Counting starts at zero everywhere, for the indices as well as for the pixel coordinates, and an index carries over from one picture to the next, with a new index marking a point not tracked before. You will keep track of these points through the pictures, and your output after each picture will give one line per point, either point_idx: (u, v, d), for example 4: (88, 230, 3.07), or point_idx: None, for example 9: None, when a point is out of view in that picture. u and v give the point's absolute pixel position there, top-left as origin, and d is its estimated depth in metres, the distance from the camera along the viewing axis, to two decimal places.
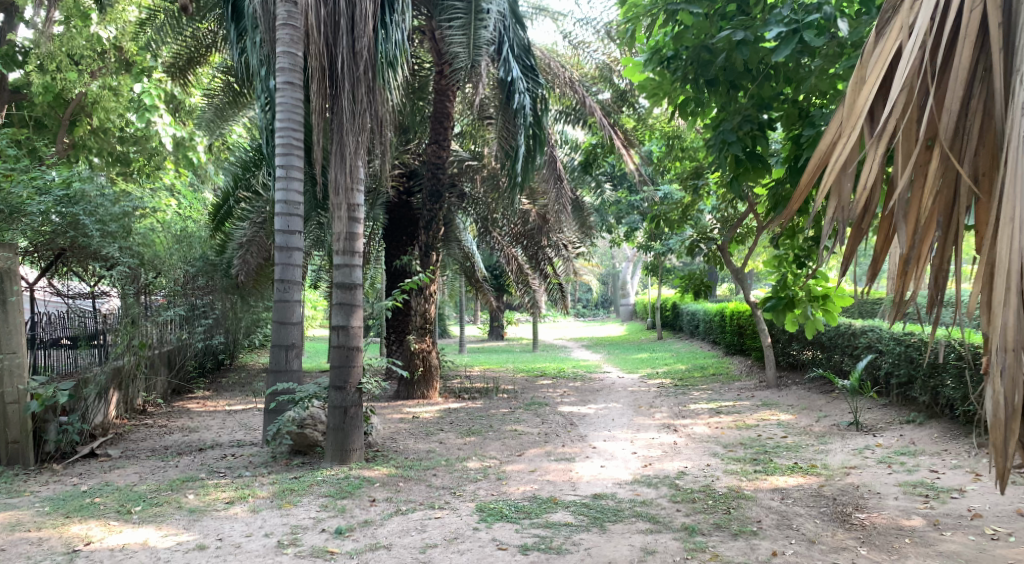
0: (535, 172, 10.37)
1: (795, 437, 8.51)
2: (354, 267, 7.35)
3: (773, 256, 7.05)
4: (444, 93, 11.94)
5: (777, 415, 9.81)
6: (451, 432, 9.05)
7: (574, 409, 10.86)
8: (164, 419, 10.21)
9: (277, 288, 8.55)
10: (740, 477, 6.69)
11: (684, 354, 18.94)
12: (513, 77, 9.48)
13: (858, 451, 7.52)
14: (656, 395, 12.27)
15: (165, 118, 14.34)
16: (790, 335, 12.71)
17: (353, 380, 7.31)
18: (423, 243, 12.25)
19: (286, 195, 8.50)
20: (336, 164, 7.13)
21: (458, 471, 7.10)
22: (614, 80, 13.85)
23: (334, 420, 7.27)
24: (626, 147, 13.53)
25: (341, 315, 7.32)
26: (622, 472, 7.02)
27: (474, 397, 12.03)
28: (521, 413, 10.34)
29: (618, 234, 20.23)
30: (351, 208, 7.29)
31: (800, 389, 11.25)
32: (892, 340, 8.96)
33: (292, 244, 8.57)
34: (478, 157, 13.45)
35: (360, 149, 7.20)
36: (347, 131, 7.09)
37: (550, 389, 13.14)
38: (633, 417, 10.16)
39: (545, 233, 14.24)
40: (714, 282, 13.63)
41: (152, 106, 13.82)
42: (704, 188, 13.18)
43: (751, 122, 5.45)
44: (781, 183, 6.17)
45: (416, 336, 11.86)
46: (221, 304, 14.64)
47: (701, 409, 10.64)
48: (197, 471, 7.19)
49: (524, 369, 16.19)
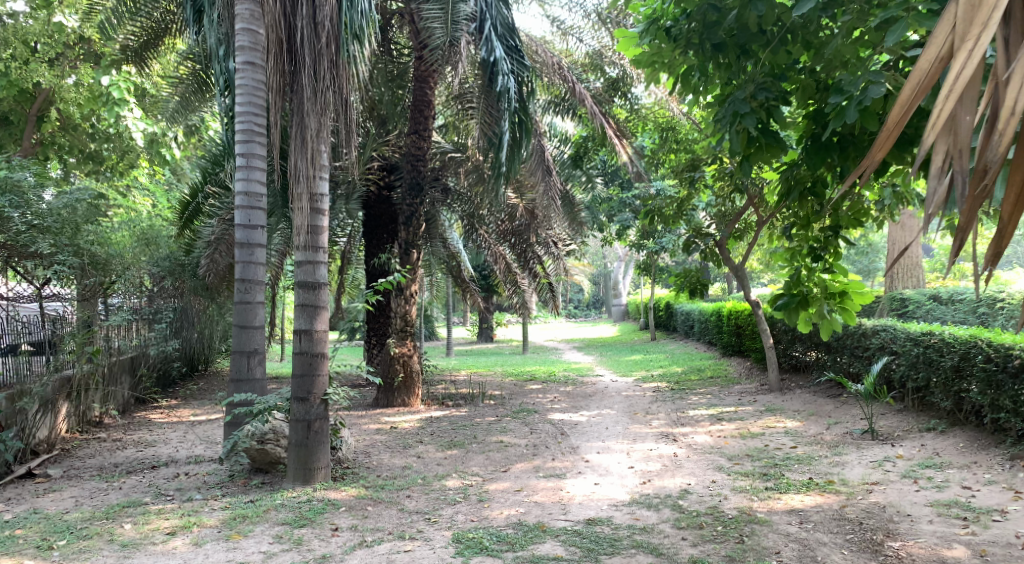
0: (521, 164, 9.61)
1: (806, 447, 7.80)
2: (318, 264, 6.59)
3: (784, 250, 6.37)
4: (424, 79, 11.15)
5: (783, 422, 9.11)
6: (430, 445, 8.29)
7: (565, 417, 10.11)
8: (120, 432, 9.40)
9: (237, 288, 7.79)
10: (751, 496, 5.97)
11: (679, 355, 18.25)
12: (497, 57, 8.73)
13: (878, 464, 6.80)
14: (652, 400, 11.54)
15: (135, 112, 13.42)
16: (793, 335, 12.06)
17: (317, 391, 6.54)
18: (403, 239, 11.43)
19: (246, 186, 7.72)
20: (297, 148, 6.45)
21: (436, 492, 6.35)
22: (605, 68, 13.21)
23: (296, 435, 6.50)
24: (619, 136, 12.83)
25: (304, 317, 6.55)
26: (618, 491, 6.27)
27: (458, 404, 11.26)
28: (508, 423, 9.59)
29: (610, 233, 19.50)
30: (314, 197, 6.53)
31: (806, 393, 10.56)
32: (908, 341, 8.28)
33: (253, 240, 7.80)
34: (462, 150, 12.74)
35: (325, 131, 6.52)
36: (308, 111, 6.42)
37: (539, 395, 12.38)
38: (628, 425, 9.43)
39: (534, 229, 13.45)
40: (711, 280, 12.93)
41: (121, 99, 12.89)
42: (700, 180, 12.50)
43: (765, 92, 4.77)
44: (795, 169, 5.51)
45: (395, 339, 11.08)
46: (191, 307, 13.83)
47: (701, 416, 9.92)
48: (141, 494, 6.41)
49: (512, 374, 15.45)
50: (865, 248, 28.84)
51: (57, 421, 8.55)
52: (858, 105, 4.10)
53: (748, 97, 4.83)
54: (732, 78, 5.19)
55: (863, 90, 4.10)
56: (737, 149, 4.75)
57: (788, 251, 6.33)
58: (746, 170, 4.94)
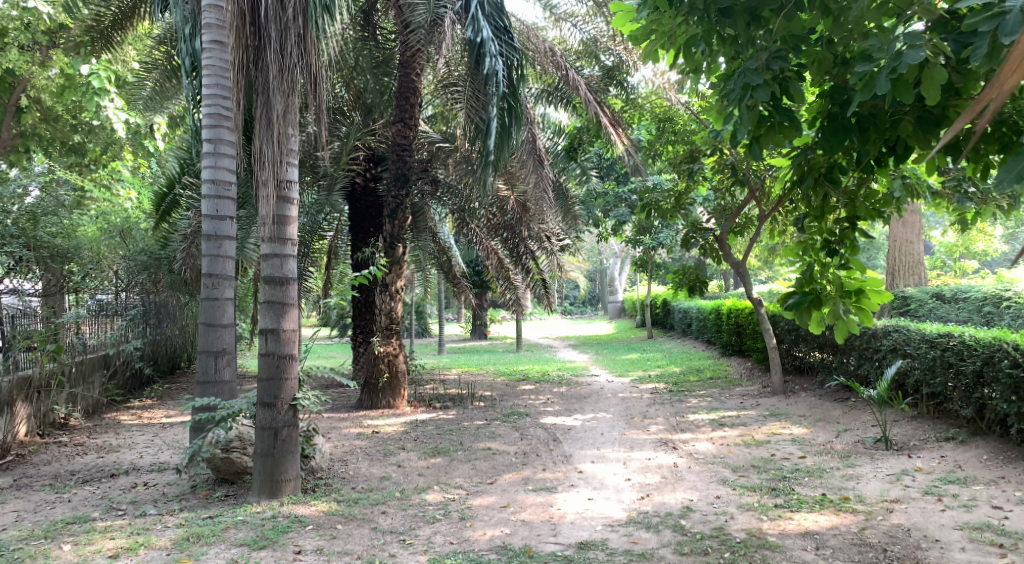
0: (511, 152, 8.96)
1: (816, 458, 7.27)
2: (286, 258, 6.02)
3: (796, 246, 5.84)
4: (409, 64, 10.57)
5: (789, 429, 8.58)
6: (413, 452, 7.74)
7: (558, 421, 9.57)
8: (84, 436, 8.81)
9: (204, 283, 7.21)
10: (759, 515, 5.43)
11: (677, 354, 17.74)
12: (484, 37, 8.22)
13: (896, 478, 6.27)
14: (650, 403, 11.00)
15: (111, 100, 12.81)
16: (796, 335, 11.57)
17: (285, 396, 5.98)
18: (388, 233, 10.76)
19: (214, 173, 7.14)
20: (263, 131, 5.89)
21: (414, 508, 5.79)
22: (602, 56, 12.64)
23: (261, 444, 5.94)
24: (615, 125, 12.29)
25: (270, 316, 5.98)
26: (613, 508, 5.73)
27: (446, 406, 10.71)
28: (497, 427, 9.05)
29: (606, 229, 18.94)
30: (281, 184, 5.97)
31: (811, 398, 10.06)
32: (923, 343, 7.77)
33: (222, 232, 7.22)
34: (451, 140, 12.25)
35: (294, 112, 5.96)
36: (273, 90, 5.85)
37: (531, 396, 11.83)
38: (624, 431, 8.89)
39: (526, 223, 12.92)
40: (711, 278, 12.40)
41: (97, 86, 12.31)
42: (700, 173, 11.97)
43: (780, 61, 4.25)
44: (809, 154, 5.01)
45: (379, 338, 10.54)
46: (169, 302, 13.27)
47: (701, 421, 9.39)
48: (91, 508, 5.85)
49: (504, 373, 14.90)
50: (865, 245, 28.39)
51: (13, 425, 7.97)
52: (890, 72, 3.58)
53: (760, 67, 4.33)
54: (739, 51, 4.68)
55: (897, 53, 3.58)
56: (747, 128, 4.20)
57: (800, 247, 5.80)
58: (755, 152, 4.44)
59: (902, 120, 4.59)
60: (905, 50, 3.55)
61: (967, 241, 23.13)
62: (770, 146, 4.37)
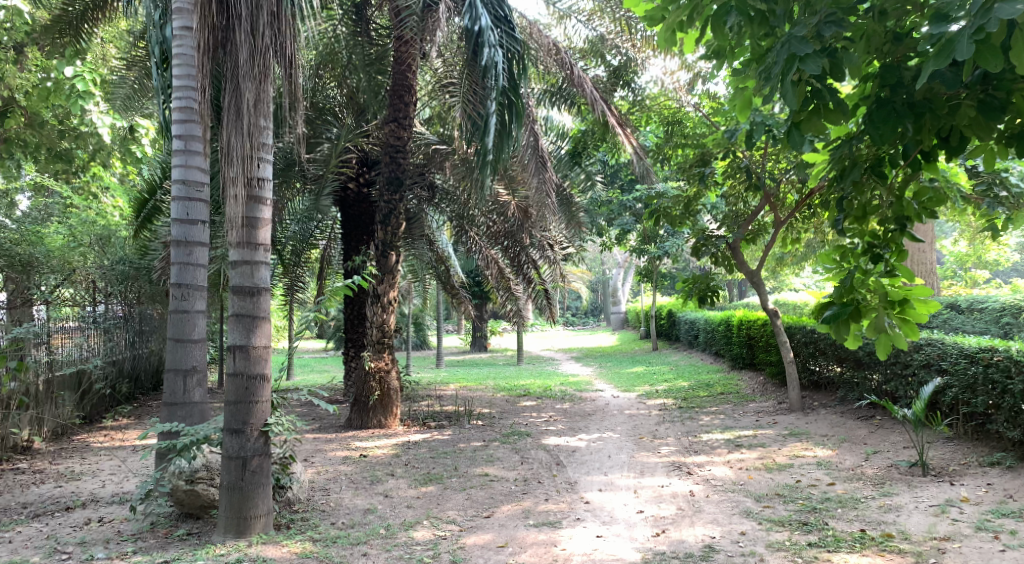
0: (512, 152, 8.25)
1: (846, 484, 6.60)
2: (258, 265, 5.37)
3: (833, 250, 5.17)
4: (404, 62, 9.96)
5: (813, 451, 7.92)
6: (403, 480, 7.06)
7: (561, 442, 8.89)
8: (47, 460, 8.14)
9: (173, 294, 6.54)
10: (792, 557, 4.77)
11: (685, 368, 17.03)
12: (481, 26, 7.65)
13: (941, 510, 5.60)
14: (659, 421, 10.31)
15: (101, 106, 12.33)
16: (815, 347, 10.90)
17: (256, 421, 5.31)
18: (379, 239, 10.06)
19: (184, 173, 6.50)
20: (233, 123, 5.26)
21: (399, 549, 5.13)
22: (606, 56, 12.05)
23: (228, 475, 5.26)
24: (621, 124, 11.65)
25: (239, 330, 5.32)
26: (624, 548, 5.07)
27: (442, 426, 10.02)
28: (495, 449, 8.38)
29: (609, 238, 18.31)
30: (252, 183, 5.32)
31: (833, 417, 9.37)
32: (961, 357, 7.12)
33: (192, 238, 6.57)
34: (447, 141, 11.65)
35: (267, 101, 5.33)
36: (242, 77, 5.21)
37: (532, 413, 11.14)
38: (633, 453, 8.22)
39: (527, 230, 12.16)
40: (722, 287, 11.71)
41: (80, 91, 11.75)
42: (711, 176, 11.35)
43: (834, 27, 3.71)
44: (853, 144, 4.38)
45: (370, 353, 9.87)
46: (151, 315, 12.63)
47: (716, 442, 8.72)
48: (34, 550, 5.17)
49: (504, 388, 14.21)
50: None
51: None
52: (975, 30, 3.07)
53: (808, 35, 3.77)
54: (773, 27, 4.11)
55: (984, 8, 3.06)
56: (792, 103, 3.61)
57: (837, 250, 5.10)
58: (796, 139, 3.87)
59: (961, 104, 4.04)
60: (995, 4, 3.02)
61: (979, 249, 22.54)
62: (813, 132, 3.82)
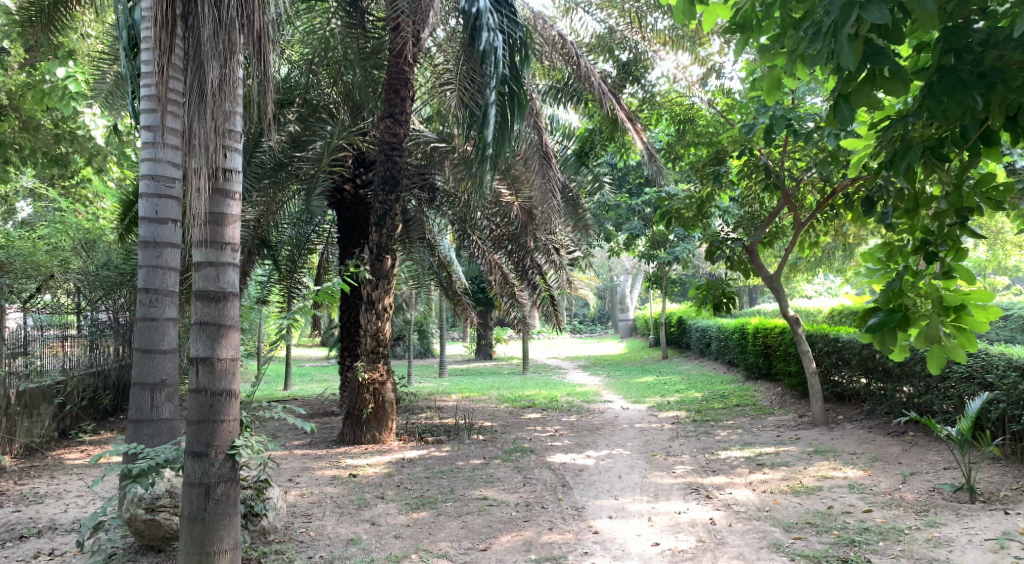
0: (514, 147, 7.53)
1: (884, 511, 5.93)
2: (224, 268, 4.75)
3: (878, 248, 4.50)
4: (401, 55, 9.38)
5: (842, 472, 7.27)
6: (394, 503, 6.44)
7: (569, 459, 8.25)
8: (12, 480, 7.54)
9: (140, 300, 5.91)
10: None
11: (696, 377, 16.36)
12: (479, 8, 7.09)
13: (999, 546, 4.95)
14: (672, 436, 9.65)
15: (94, 107, 11.84)
16: (839, 357, 10.24)
17: (220, 443, 4.69)
18: (373, 242, 9.47)
19: (153, 167, 5.86)
20: (195, 107, 4.65)
21: None
22: (616, 52, 11.44)
23: (190, 505, 4.64)
24: (632, 121, 11.01)
25: (202, 341, 4.69)
26: None
27: (440, 440, 9.40)
28: (497, 468, 7.74)
29: (618, 243, 17.68)
30: (218, 174, 4.71)
31: (860, 434, 8.70)
32: (1012, 368, 6.58)
33: (162, 239, 5.94)
34: (447, 139, 11.00)
35: (233, 83, 4.70)
36: (206, 55, 4.58)
37: (537, 427, 10.50)
38: (646, 473, 7.58)
39: (531, 232, 11.51)
40: (739, 293, 11.05)
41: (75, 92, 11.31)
42: (727, 176, 10.71)
43: None
44: (908, 122, 3.74)
45: (364, 363, 9.28)
46: None
47: (736, 460, 8.07)
48: None
49: (508, 398, 13.57)
50: None
51: None
52: None
53: None
54: None
55: None
56: (852, 65, 2.98)
57: (883, 248, 4.44)
58: (843, 113, 3.33)
59: None
60: None
61: (997, 254, 21.85)
62: (862, 107, 3.29)
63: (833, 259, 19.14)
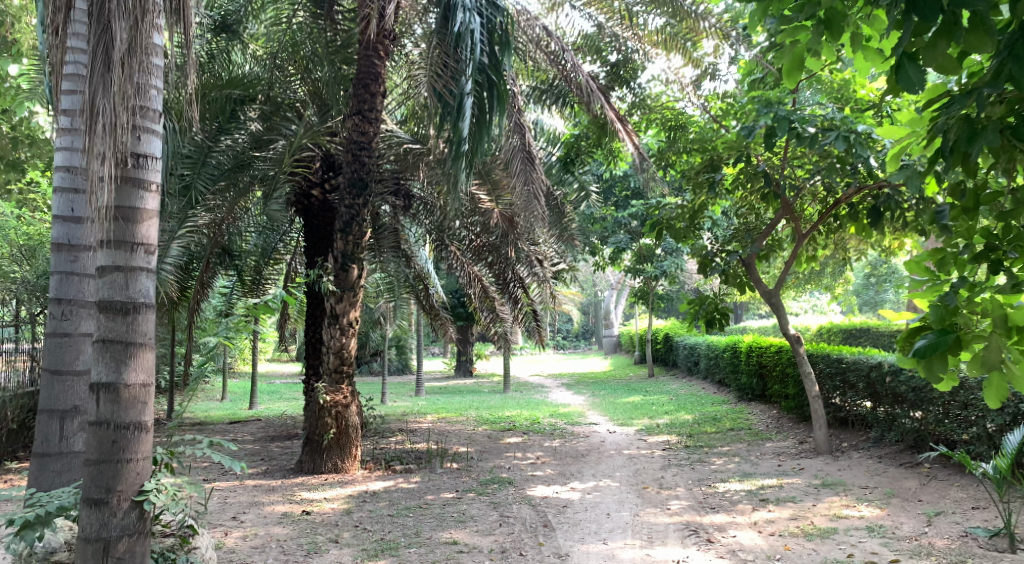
0: (493, 145, 6.76)
1: (913, 562, 5.15)
2: (135, 275, 3.88)
3: (926, 255, 3.67)
4: (372, 49, 8.62)
5: (856, 510, 6.49)
6: (349, 550, 5.57)
7: (551, 493, 7.41)
8: None
9: (50, 313, 5.05)
10: None
11: (685, 398, 15.59)
12: None
13: None
14: (665, 465, 8.83)
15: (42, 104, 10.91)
16: (844, 379, 9.48)
17: (125, 488, 3.82)
18: (338, 250, 8.60)
19: (68, 158, 5.06)
20: (98, 76, 3.74)
21: None
22: (606, 52, 10.74)
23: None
24: (623, 123, 10.21)
25: (105, 364, 3.80)
26: None
27: (409, 469, 8.53)
28: (470, 503, 6.88)
29: (603, 257, 16.92)
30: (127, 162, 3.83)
31: (870, 466, 7.94)
32: None
33: (78, 242, 5.09)
34: (422, 140, 10.06)
35: (147, 48, 3.84)
36: (113, 13, 3.71)
37: (516, 453, 9.66)
38: (638, 510, 6.75)
39: (512, 242, 10.58)
40: (734, 309, 10.27)
41: (20, 88, 10.38)
42: (721, 184, 9.92)
43: None
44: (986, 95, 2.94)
45: (326, 384, 8.42)
46: None
47: (737, 494, 7.26)
48: None
49: (487, 420, 12.72)
50: (877, 274, 26.61)
51: None
52: None
53: None
54: None
55: None
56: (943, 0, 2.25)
57: (931, 255, 3.60)
58: (908, 75, 2.69)
59: None
60: None
61: None
62: (934, 68, 2.58)
63: (823, 274, 18.57)
